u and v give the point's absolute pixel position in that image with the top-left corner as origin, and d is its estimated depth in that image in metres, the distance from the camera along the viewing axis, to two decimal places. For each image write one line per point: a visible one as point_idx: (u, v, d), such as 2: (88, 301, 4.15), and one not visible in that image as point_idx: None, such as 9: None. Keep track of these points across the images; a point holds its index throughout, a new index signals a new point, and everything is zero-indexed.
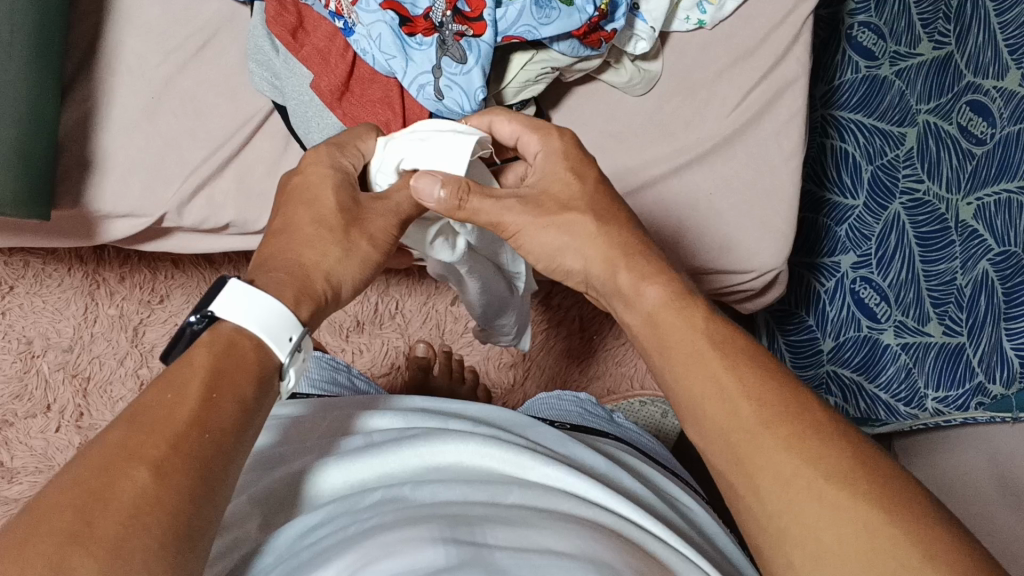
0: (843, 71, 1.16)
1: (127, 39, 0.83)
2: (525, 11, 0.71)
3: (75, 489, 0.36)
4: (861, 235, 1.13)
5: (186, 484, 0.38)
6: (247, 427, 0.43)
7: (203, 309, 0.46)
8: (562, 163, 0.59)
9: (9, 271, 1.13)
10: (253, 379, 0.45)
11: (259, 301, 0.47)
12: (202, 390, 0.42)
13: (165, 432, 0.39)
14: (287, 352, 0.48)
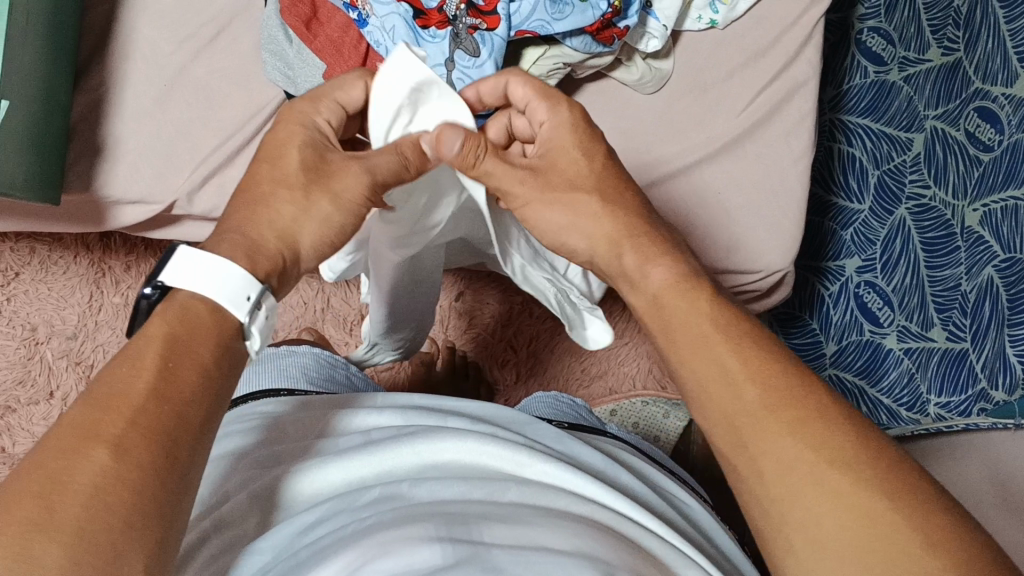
0: (851, 76, 1.16)
1: (140, 25, 0.83)
2: (539, 6, 0.72)
3: (35, 476, 0.36)
4: (866, 239, 1.14)
5: (145, 458, 0.39)
6: (211, 395, 0.43)
7: (155, 281, 0.45)
8: (568, 149, 0.57)
9: (15, 257, 1.14)
10: (212, 341, 0.45)
11: (209, 267, 0.46)
12: (158, 359, 0.42)
13: (122, 409, 0.39)
14: (246, 312, 0.46)
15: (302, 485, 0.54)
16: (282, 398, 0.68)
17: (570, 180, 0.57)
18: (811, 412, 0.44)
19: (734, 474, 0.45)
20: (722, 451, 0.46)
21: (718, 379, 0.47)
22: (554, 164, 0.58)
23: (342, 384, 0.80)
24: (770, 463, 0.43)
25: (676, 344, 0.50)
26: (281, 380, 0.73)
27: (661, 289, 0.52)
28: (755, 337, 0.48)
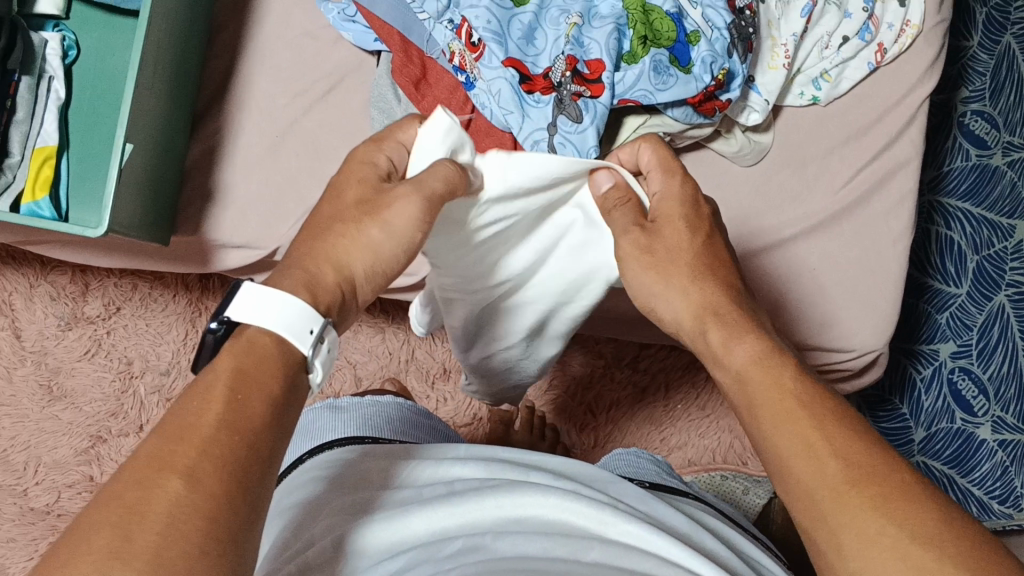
0: (953, 158, 1.15)
1: (258, 78, 0.87)
2: (644, 76, 0.73)
3: (111, 505, 0.37)
4: (962, 324, 1.11)
5: (218, 485, 0.39)
6: (278, 427, 0.44)
7: (220, 316, 0.46)
8: (678, 208, 0.59)
9: (119, 292, 1.18)
10: (277, 375, 0.45)
11: (272, 302, 0.46)
12: (225, 393, 0.42)
13: (193, 438, 0.40)
14: (309, 345, 0.47)
15: (384, 534, 0.54)
16: (358, 445, 0.69)
17: (672, 251, 0.58)
18: (899, 490, 0.43)
19: (820, 552, 0.44)
20: (809, 525, 0.45)
21: (807, 452, 0.46)
22: (659, 243, 0.59)
23: (424, 433, 0.82)
24: (855, 540, 0.42)
25: (762, 414, 0.49)
26: (364, 427, 0.74)
27: (749, 363, 0.52)
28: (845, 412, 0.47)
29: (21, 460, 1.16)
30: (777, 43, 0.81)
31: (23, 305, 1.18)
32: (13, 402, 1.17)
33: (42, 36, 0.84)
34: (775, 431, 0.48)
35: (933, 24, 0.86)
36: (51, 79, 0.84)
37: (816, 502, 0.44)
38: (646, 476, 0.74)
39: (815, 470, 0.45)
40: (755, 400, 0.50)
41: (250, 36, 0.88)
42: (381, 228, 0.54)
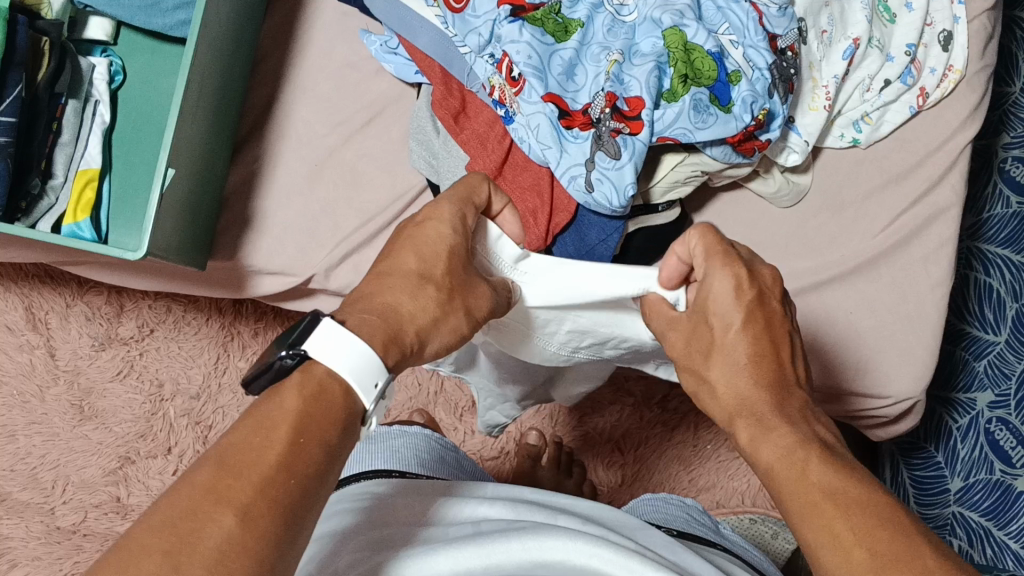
0: (992, 205, 1.13)
1: (299, 108, 0.88)
2: (683, 114, 0.72)
3: (163, 531, 0.37)
4: (1000, 372, 1.09)
5: (268, 527, 0.40)
6: (331, 469, 0.44)
7: (297, 347, 0.46)
8: (733, 301, 0.55)
9: (153, 315, 1.19)
10: (340, 421, 0.45)
11: (352, 351, 0.46)
12: (290, 431, 0.43)
13: (252, 474, 0.40)
14: (371, 399, 0.47)
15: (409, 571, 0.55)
16: (382, 480, 0.69)
17: (728, 325, 0.56)
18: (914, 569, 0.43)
19: None
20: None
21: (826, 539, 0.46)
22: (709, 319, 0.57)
23: (452, 467, 0.81)
24: None
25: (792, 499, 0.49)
26: (391, 462, 0.73)
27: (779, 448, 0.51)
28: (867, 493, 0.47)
29: (50, 479, 1.16)
30: (818, 85, 0.80)
31: (58, 324, 1.19)
32: (44, 420, 1.18)
33: (90, 60, 0.85)
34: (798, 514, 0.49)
35: (976, 70, 0.85)
36: (97, 104, 0.86)
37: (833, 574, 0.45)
38: (674, 524, 0.74)
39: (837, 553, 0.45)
40: (778, 479, 0.51)
41: (292, 66, 0.89)
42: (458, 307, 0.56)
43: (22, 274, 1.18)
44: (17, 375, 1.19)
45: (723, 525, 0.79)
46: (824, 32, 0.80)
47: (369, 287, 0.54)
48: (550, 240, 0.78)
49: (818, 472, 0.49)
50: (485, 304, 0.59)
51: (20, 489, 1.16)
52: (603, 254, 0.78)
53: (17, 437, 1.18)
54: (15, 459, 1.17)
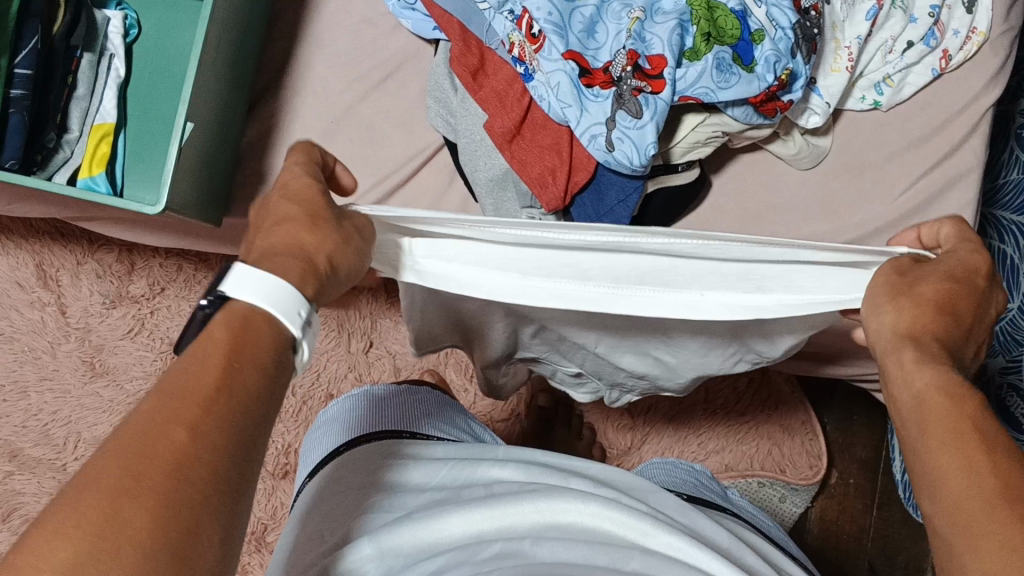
0: (1009, 170, 1.09)
1: (316, 63, 0.87)
2: (706, 74, 0.72)
3: (112, 459, 0.35)
4: (1012, 338, 1.06)
5: (219, 442, 0.37)
6: (275, 386, 0.41)
7: (213, 291, 0.42)
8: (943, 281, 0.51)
9: (164, 273, 1.19)
10: (275, 344, 0.42)
11: (261, 280, 0.42)
12: (224, 356, 0.39)
13: (198, 395, 0.38)
14: (297, 326, 0.43)
15: (420, 534, 0.56)
16: (394, 440, 0.69)
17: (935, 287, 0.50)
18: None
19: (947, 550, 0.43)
20: (943, 528, 0.43)
21: (958, 468, 0.43)
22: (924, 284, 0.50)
23: (465, 431, 0.80)
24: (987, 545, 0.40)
25: (926, 428, 0.45)
26: (403, 420, 0.73)
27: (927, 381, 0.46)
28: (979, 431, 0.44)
29: (61, 435, 1.17)
30: (840, 45, 0.80)
31: (69, 281, 1.19)
32: (56, 377, 1.18)
33: (105, 13, 0.84)
34: (921, 442, 0.45)
35: (1000, 33, 0.83)
36: (112, 57, 0.85)
37: (970, 523, 0.42)
38: (680, 486, 0.74)
39: (960, 488, 0.42)
40: (915, 409, 0.46)
41: (309, 20, 0.88)
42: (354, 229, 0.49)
43: (33, 230, 1.18)
44: (29, 331, 1.19)
45: (729, 491, 0.79)
46: None
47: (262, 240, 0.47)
48: (568, 200, 0.78)
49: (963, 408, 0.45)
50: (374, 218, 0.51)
51: (32, 445, 1.17)
52: (622, 215, 0.78)
53: (30, 394, 1.18)
54: (27, 415, 1.18)
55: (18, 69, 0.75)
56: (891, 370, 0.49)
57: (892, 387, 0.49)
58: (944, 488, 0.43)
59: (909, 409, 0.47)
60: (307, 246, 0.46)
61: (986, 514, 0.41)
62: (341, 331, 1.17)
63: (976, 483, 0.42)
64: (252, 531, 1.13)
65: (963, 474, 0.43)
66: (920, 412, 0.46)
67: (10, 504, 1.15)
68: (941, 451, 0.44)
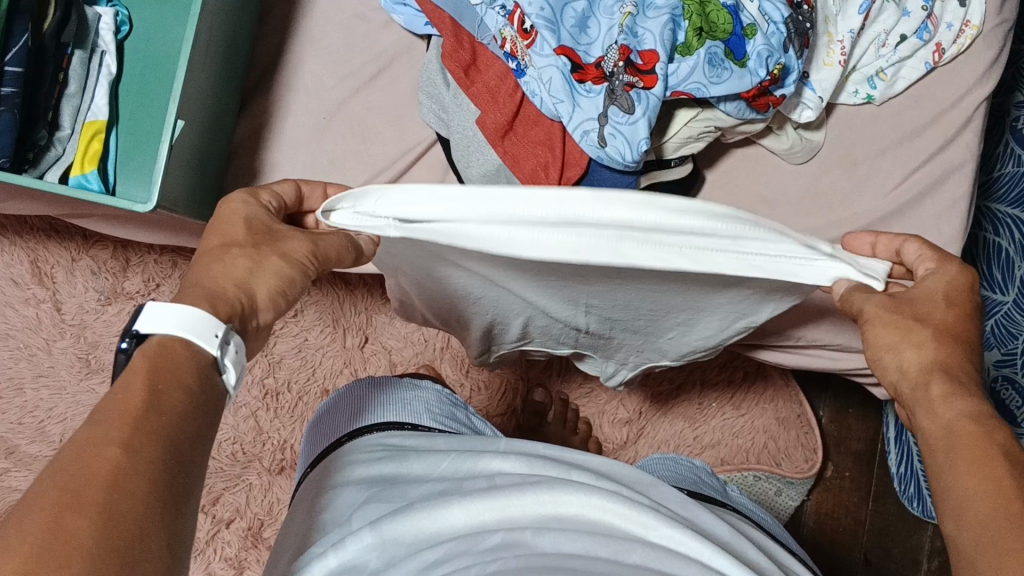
0: (1003, 163, 1.09)
1: (308, 59, 0.87)
2: (698, 68, 0.72)
3: (57, 481, 0.36)
4: (1007, 332, 1.07)
5: (153, 455, 0.39)
6: (201, 409, 0.43)
7: (129, 331, 0.43)
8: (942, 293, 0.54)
9: (159, 269, 1.18)
10: (194, 371, 0.43)
11: (174, 311, 0.44)
12: (146, 378, 0.41)
13: (125, 416, 0.39)
14: (214, 349, 0.44)
15: (424, 523, 0.56)
16: (397, 435, 0.70)
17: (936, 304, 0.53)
18: None
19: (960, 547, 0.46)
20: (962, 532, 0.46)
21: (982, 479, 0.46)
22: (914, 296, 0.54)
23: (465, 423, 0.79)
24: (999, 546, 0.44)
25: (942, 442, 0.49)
26: (396, 415, 0.73)
27: (949, 404, 0.50)
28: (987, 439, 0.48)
29: (57, 432, 1.17)
30: (834, 39, 0.80)
31: (64, 278, 1.19)
32: (51, 373, 1.18)
33: (96, 10, 0.84)
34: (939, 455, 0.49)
35: (993, 26, 0.84)
36: (103, 54, 0.85)
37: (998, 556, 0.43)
38: (680, 482, 0.74)
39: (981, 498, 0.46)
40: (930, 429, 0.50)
41: (300, 16, 0.88)
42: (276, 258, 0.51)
43: (27, 227, 1.18)
44: (24, 328, 1.19)
45: (729, 485, 0.79)
46: None
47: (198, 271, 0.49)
48: None
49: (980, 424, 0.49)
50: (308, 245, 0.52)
51: (28, 442, 1.17)
52: None
53: (25, 391, 1.18)
54: (23, 412, 1.18)
55: (8, 67, 0.75)
56: (916, 406, 0.52)
57: (917, 418, 0.52)
58: (973, 509, 0.46)
59: (930, 428, 0.50)
60: (220, 278, 0.49)
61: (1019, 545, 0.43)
62: (336, 327, 1.17)
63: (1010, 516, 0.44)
64: (248, 526, 1.13)
65: (986, 494, 0.46)
66: (949, 440, 0.49)
67: (6, 500, 1.15)
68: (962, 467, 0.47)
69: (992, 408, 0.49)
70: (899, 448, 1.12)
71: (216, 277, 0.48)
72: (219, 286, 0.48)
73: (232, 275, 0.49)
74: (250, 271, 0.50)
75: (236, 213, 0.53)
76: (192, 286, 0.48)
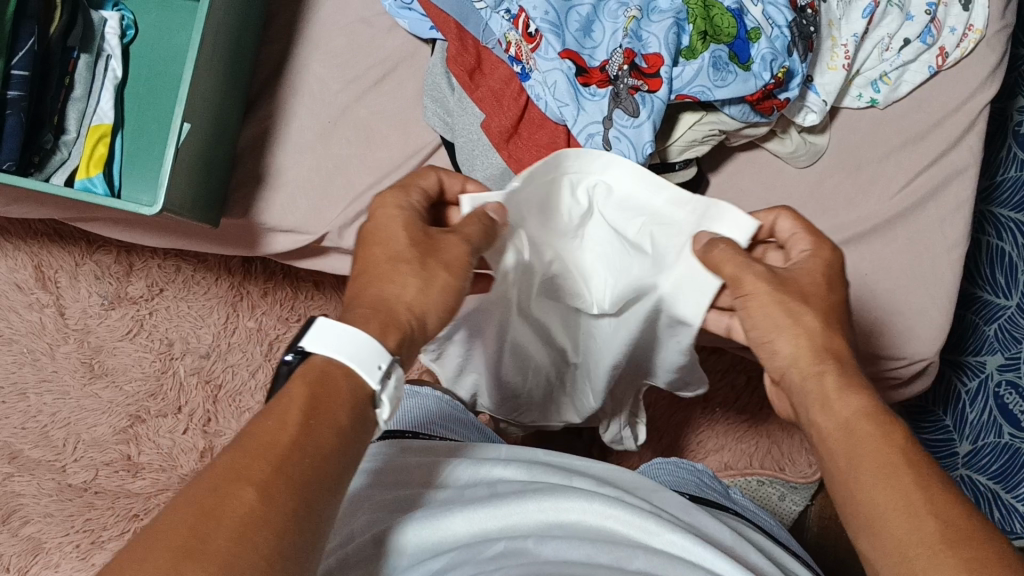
0: (1007, 167, 1.09)
1: (312, 64, 0.87)
2: (702, 72, 0.72)
3: (190, 508, 0.38)
4: (1011, 336, 1.06)
5: (289, 502, 0.40)
6: (347, 449, 0.45)
7: (297, 347, 0.48)
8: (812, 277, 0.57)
9: (163, 274, 1.18)
10: (348, 404, 0.46)
11: (346, 337, 0.48)
12: (301, 414, 0.43)
13: (272, 450, 0.41)
14: (376, 379, 0.48)
15: (424, 533, 0.56)
16: (404, 441, 0.69)
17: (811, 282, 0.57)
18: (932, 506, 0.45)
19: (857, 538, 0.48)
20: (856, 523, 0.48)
21: (879, 474, 0.47)
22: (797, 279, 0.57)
23: (463, 430, 0.78)
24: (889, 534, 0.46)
25: (831, 446, 0.50)
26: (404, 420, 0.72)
27: (854, 410, 0.51)
28: (880, 429, 0.49)
29: (61, 437, 1.17)
30: (837, 43, 0.80)
31: (68, 283, 1.19)
32: (55, 378, 1.18)
33: (101, 15, 0.84)
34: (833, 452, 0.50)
35: (996, 30, 0.85)
36: (108, 58, 0.85)
37: (910, 554, 0.44)
38: (682, 487, 0.74)
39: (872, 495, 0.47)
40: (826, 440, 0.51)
41: (305, 22, 0.88)
42: (447, 274, 0.55)
43: (31, 231, 1.18)
44: (29, 333, 1.19)
45: (733, 490, 0.80)
46: None
47: (370, 295, 0.53)
48: None
49: (869, 422, 0.50)
50: (461, 251, 0.56)
51: (31, 447, 1.17)
52: None
53: (29, 395, 1.18)
54: (27, 417, 1.18)
55: (15, 70, 0.75)
56: (808, 403, 0.53)
57: (809, 415, 0.53)
58: (868, 507, 0.47)
59: (833, 434, 0.51)
60: (389, 301, 0.53)
61: (927, 548, 0.44)
62: None
63: (915, 516, 0.45)
64: None
65: (880, 481, 0.47)
66: (845, 436, 0.50)
67: (9, 506, 1.15)
68: (858, 454, 0.49)
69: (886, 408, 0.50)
70: None
71: (378, 301, 0.52)
72: (391, 308, 0.52)
73: (403, 298, 0.53)
74: (398, 283, 0.53)
75: (392, 220, 0.56)
76: (368, 306, 0.52)
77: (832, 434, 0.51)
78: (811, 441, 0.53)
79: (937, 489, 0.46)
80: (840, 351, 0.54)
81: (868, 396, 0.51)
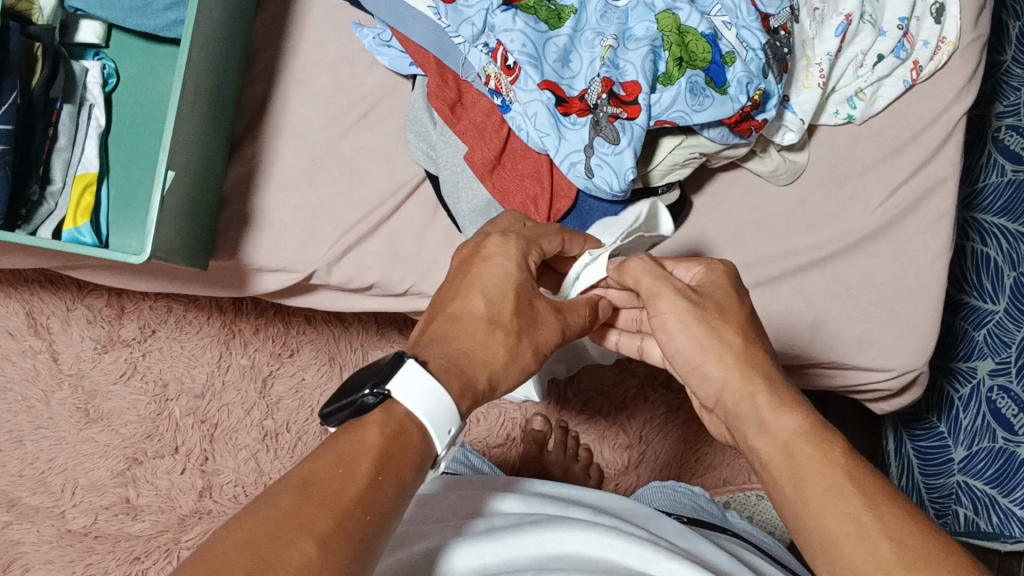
0: (987, 173, 1.10)
1: (294, 103, 0.88)
2: (680, 98, 0.73)
3: (249, 551, 0.39)
4: (1000, 341, 1.07)
5: (343, 560, 0.42)
6: (401, 508, 0.47)
7: (383, 388, 0.49)
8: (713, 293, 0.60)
9: (154, 315, 1.18)
10: (415, 463, 0.48)
11: (432, 397, 0.49)
12: (371, 466, 0.46)
13: (335, 502, 0.43)
14: (443, 443, 0.50)
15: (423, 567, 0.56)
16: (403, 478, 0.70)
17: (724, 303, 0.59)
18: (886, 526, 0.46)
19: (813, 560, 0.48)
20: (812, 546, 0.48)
21: (830, 499, 0.48)
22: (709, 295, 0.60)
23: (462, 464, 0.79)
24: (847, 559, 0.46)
25: (774, 472, 0.51)
26: None
27: (791, 428, 0.52)
28: (823, 451, 0.50)
29: (58, 483, 1.16)
30: (811, 63, 0.81)
31: (59, 328, 1.18)
32: (50, 425, 1.18)
33: (83, 64, 0.85)
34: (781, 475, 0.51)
35: (969, 42, 0.86)
36: (91, 107, 0.85)
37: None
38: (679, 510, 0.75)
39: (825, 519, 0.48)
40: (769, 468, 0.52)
41: (285, 62, 0.89)
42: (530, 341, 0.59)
43: (21, 279, 1.17)
44: (22, 380, 1.18)
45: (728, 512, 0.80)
46: (816, 9, 0.80)
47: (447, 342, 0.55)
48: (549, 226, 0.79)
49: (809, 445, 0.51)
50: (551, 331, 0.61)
51: (29, 494, 1.16)
52: None
53: (24, 443, 1.17)
54: (23, 464, 1.17)
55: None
56: (745, 426, 0.54)
57: (749, 439, 0.54)
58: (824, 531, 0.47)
59: (773, 460, 0.52)
60: (473, 356, 0.56)
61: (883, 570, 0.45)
62: (332, 365, 1.18)
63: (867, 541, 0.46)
64: None
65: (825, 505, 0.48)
66: (787, 461, 0.51)
67: (9, 554, 1.14)
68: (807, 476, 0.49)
69: (822, 424, 0.52)
70: (898, 462, 1.10)
71: (455, 354, 0.55)
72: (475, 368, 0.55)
73: (485, 363, 0.56)
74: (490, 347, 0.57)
75: (493, 270, 0.59)
76: (449, 357, 0.54)
77: (776, 457, 0.52)
78: (753, 468, 0.54)
79: (884, 506, 0.47)
80: (768, 368, 0.56)
81: (801, 415, 0.52)
